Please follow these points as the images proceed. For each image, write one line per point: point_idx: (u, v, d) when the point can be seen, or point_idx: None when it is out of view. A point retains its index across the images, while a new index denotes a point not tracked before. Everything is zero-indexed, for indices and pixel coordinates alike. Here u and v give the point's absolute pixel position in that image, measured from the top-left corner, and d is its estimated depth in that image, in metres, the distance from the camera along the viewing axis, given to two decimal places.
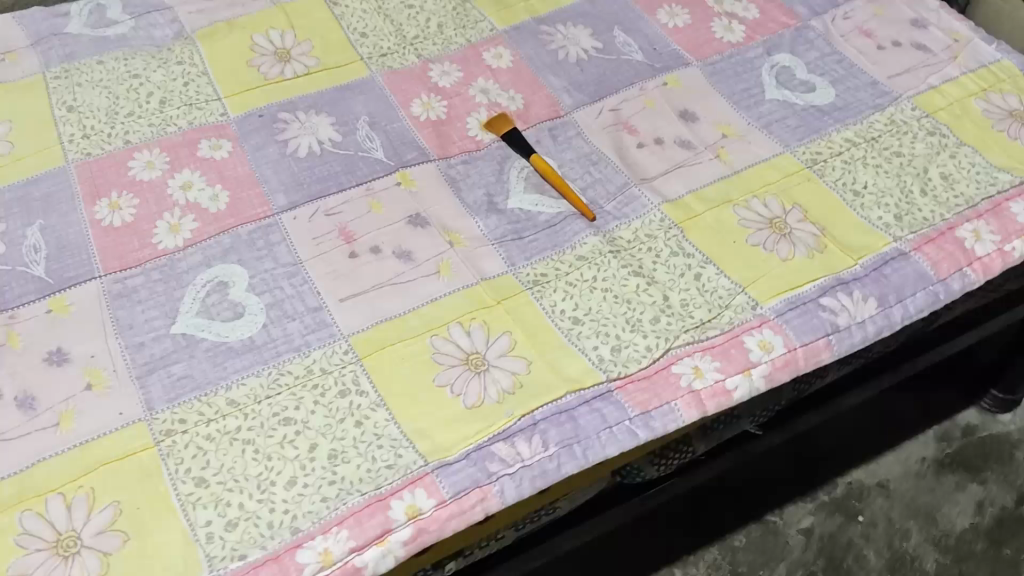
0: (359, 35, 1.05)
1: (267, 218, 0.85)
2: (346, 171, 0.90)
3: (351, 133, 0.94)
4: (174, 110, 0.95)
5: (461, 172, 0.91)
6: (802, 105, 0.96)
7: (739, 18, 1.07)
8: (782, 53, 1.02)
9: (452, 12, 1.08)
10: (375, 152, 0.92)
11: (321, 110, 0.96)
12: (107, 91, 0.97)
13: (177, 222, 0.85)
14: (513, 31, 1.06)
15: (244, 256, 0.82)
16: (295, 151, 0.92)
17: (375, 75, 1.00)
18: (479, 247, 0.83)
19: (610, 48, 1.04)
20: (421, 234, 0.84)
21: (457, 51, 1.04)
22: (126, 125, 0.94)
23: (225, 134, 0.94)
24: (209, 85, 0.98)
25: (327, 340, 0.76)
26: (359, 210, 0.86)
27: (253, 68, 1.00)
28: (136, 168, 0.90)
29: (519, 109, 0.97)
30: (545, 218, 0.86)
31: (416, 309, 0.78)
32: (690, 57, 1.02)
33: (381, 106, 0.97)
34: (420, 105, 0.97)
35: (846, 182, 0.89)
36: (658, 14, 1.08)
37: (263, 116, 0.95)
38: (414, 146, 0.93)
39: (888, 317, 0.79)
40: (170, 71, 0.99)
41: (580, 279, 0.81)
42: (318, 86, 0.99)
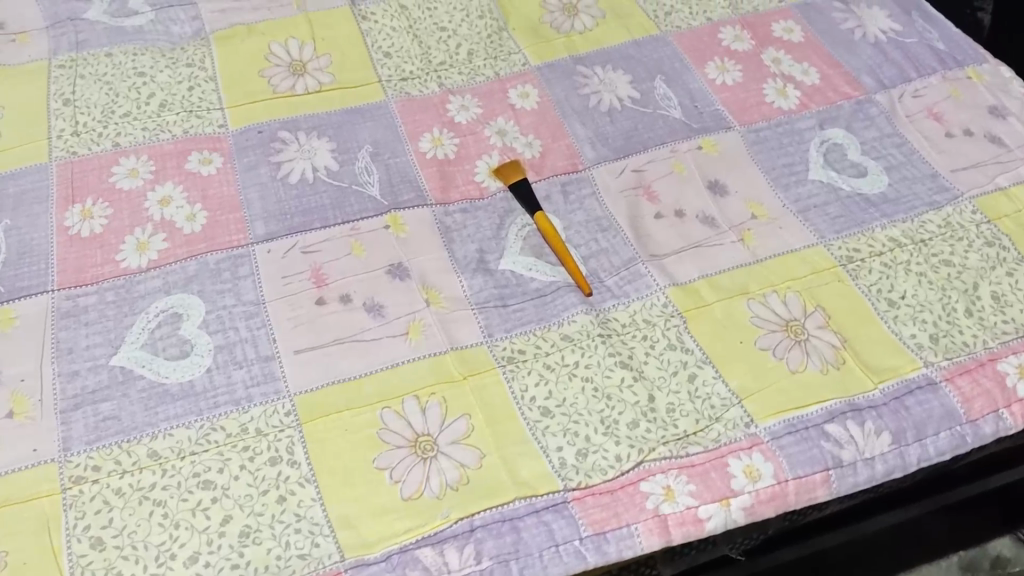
0: (383, 54, 0.98)
1: (240, 248, 0.79)
2: (334, 205, 0.84)
3: (349, 163, 0.87)
4: (172, 115, 0.90)
5: (457, 221, 0.83)
6: (847, 191, 0.86)
7: (796, 82, 0.97)
8: (836, 128, 0.92)
9: (486, 40, 1.01)
10: (370, 188, 0.85)
11: (324, 135, 0.90)
12: (108, 87, 0.92)
13: (146, 240, 0.80)
14: (546, 69, 0.98)
15: (206, 288, 0.77)
16: (287, 175, 0.86)
17: (390, 101, 0.94)
18: (458, 310, 0.76)
19: (647, 99, 0.95)
20: (398, 288, 0.77)
21: (482, 84, 0.96)
22: (119, 126, 0.89)
23: (218, 147, 0.88)
24: (214, 92, 0.93)
25: (270, 396, 0.70)
26: (338, 250, 0.80)
27: (264, 78, 0.94)
28: (118, 174, 0.85)
29: (535, 158, 0.89)
30: (536, 286, 0.78)
31: (373, 373, 0.71)
32: (733, 121, 0.93)
33: (388, 137, 0.90)
34: (429, 141, 0.90)
35: (882, 289, 0.78)
36: (707, 67, 0.98)
37: (263, 133, 0.89)
38: (413, 185, 0.86)
39: (902, 457, 0.69)
40: (177, 72, 0.94)
41: (560, 363, 0.72)
42: (327, 106, 0.93)
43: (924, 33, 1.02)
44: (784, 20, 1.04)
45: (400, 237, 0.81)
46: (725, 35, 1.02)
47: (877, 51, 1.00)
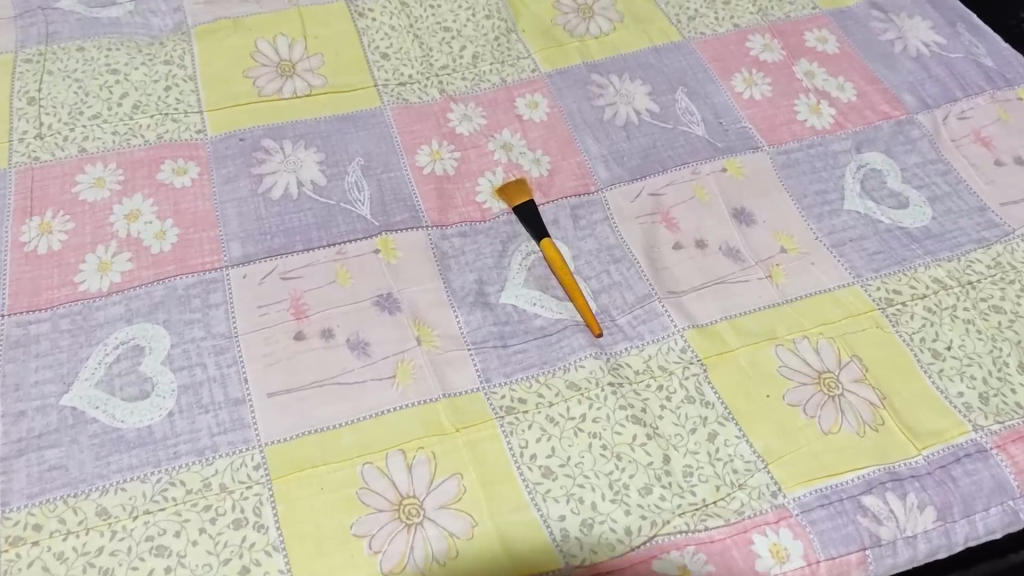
0: (380, 55, 0.90)
1: (212, 272, 0.72)
2: (320, 224, 0.76)
3: (338, 177, 0.79)
4: (146, 119, 0.82)
5: (455, 246, 0.76)
6: (886, 224, 0.78)
7: (830, 99, 0.89)
8: (873, 151, 0.84)
9: (493, 43, 0.93)
10: (360, 206, 0.77)
11: (312, 144, 0.82)
12: (77, 85, 0.84)
13: (108, 260, 0.72)
14: (557, 76, 0.90)
15: (172, 316, 0.69)
16: (269, 189, 0.78)
17: (386, 108, 0.86)
18: (452, 350, 0.68)
19: (667, 113, 0.87)
20: (386, 323, 0.69)
21: (487, 91, 0.88)
22: (87, 129, 0.81)
23: (195, 156, 0.80)
24: (193, 94, 0.85)
25: (238, 446, 0.62)
26: (321, 277, 0.72)
27: (249, 79, 0.86)
28: (82, 184, 0.77)
29: (543, 176, 0.81)
30: (540, 324, 0.71)
31: (355, 423, 0.64)
32: (761, 140, 0.85)
33: (383, 148, 0.82)
34: (427, 154, 0.82)
35: (925, 337, 0.70)
36: (733, 79, 0.90)
37: (244, 141, 0.82)
38: (407, 205, 0.78)
39: (948, 535, 0.61)
40: (154, 70, 0.86)
41: (565, 415, 0.65)
42: (316, 113, 0.85)
43: (970, 47, 0.94)
44: (818, 28, 0.96)
45: (390, 264, 0.73)
46: (753, 44, 0.94)
47: (919, 66, 0.92)
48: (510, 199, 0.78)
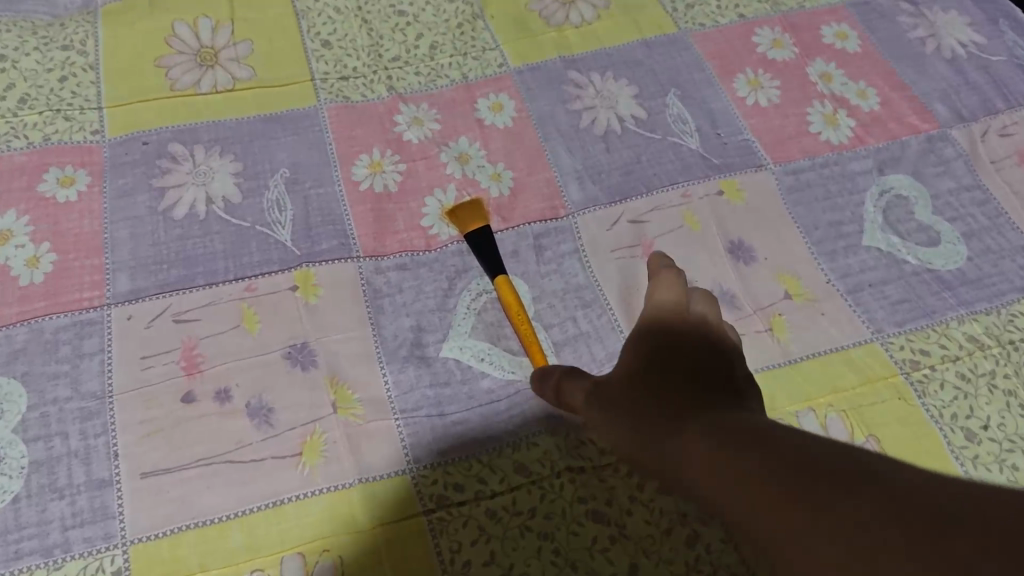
0: (321, 44, 0.77)
1: (90, 312, 0.59)
2: (228, 252, 0.63)
3: (257, 192, 0.66)
4: (33, 116, 0.69)
5: (391, 282, 0.62)
6: (913, 265, 0.65)
7: (849, 108, 0.75)
8: (899, 173, 0.71)
9: (454, 31, 0.79)
10: (279, 231, 0.64)
11: (229, 150, 0.68)
12: None
13: None
14: (529, 73, 0.76)
15: (33, 369, 0.56)
16: (172, 207, 0.65)
17: (322, 108, 0.72)
18: (375, 420, 0.56)
19: (656, 121, 0.73)
20: (297, 383, 0.57)
21: (444, 89, 0.75)
22: None
23: (88, 162, 0.67)
24: (92, 86, 0.71)
25: (96, 544, 0.50)
26: (223, 321, 0.59)
27: (161, 70, 0.73)
28: None
29: (503, 195, 0.68)
30: (488, 385, 0.58)
31: (247, 516, 0.51)
32: (765, 156, 0.72)
33: (314, 157, 0.69)
34: (366, 165, 0.69)
35: (958, 413, 0.58)
36: (736, 81, 0.77)
37: (149, 145, 0.68)
38: (337, 229, 0.65)
39: None
40: (48, 57, 0.72)
41: (510, 509, 0.53)
42: (238, 112, 0.71)
43: (1014, 49, 0.80)
44: (836, 22, 0.82)
45: (309, 305, 0.60)
46: (761, 39, 0.80)
47: (954, 70, 0.79)
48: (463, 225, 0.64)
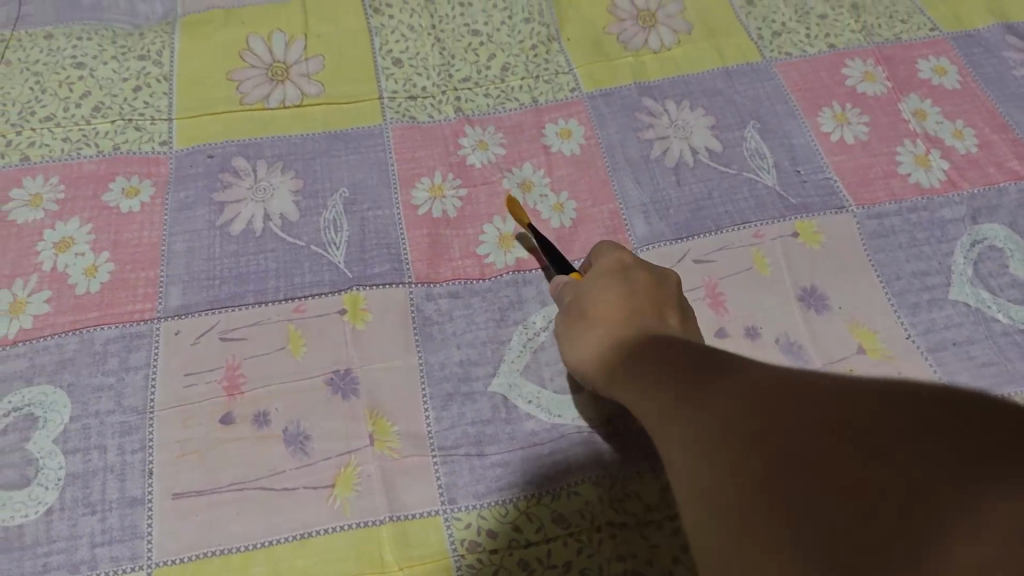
0: (392, 62, 0.76)
1: (141, 325, 0.59)
2: (279, 271, 0.62)
3: (315, 211, 0.65)
4: (105, 125, 0.70)
5: (441, 310, 0.61)
6: (1003, 323, 0.60)
7: (944, 150, 0.70)
8: (994, 222, 0.66)
9: (528, 53, 0.77)
10: (333, 252, 0.63)
11: (290, 167, 0.68)
12: (35, 80, 0.72)
13: (24, 300, 0.60)
14: (601, 99, 0.74)
15: (79, 379, 0.56)
16: (229, 223, 0.65)
17: (387, 127, 0.71)
18: (412, 456, 0.54)
19: (731, 155, 0.70)
20: (336, 411, 0.55)
21: (512, 113, 0.73)
22: (36, 134, 0.69)
23: (154, 173, 0.67)
24: (165, 97, 0.72)
25: (122, 563, 0.50)
26: (269, 341, 0.58)
27: (232, 84, 0.73)
28: (15, 202, 0.65)
29: (564, 227, 0.66)
30: (532, 427, 0.55)
31: (273, 546, 0.51)
32: (847, 198, 0.67)
33: (375, 179, 0.68)
34: (426, 189, 0.67)
35: None
36: (821, 115, 0.73)
37: (213, 159, 0.68)
38: (391, 253, 0.63)
39: None
40: (125, 67, 0.73)
41: (543, 561, 0.50)
42: (304, 128, 0.71)
43: None
44: (935, 56, 0.77)
45: (356, 330, 0.59)
46: (851, 71, 0.76)
47: None
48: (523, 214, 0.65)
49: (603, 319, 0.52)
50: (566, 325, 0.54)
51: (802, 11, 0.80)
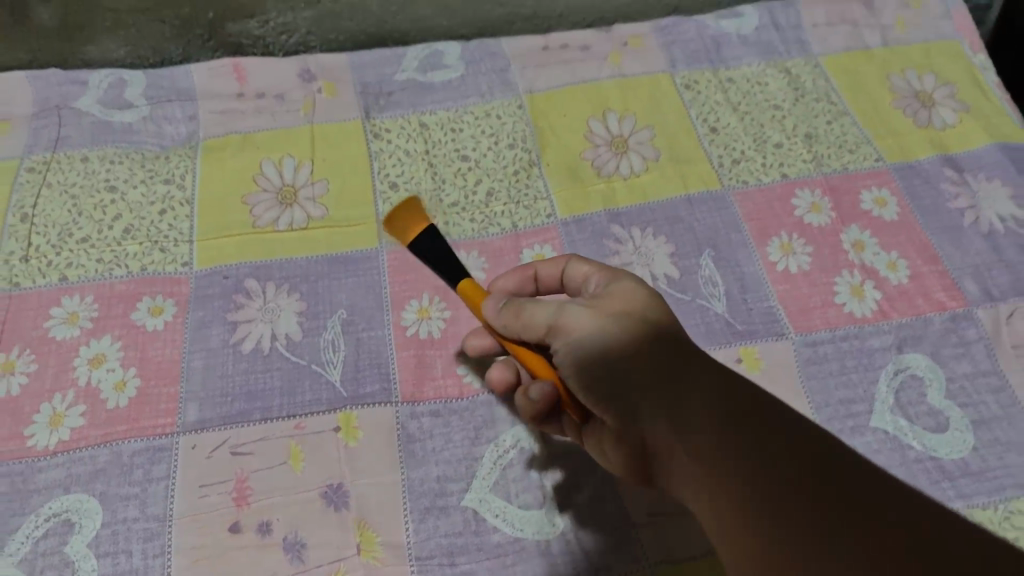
0: (389, 186, 0.85)
1: (163, 439, 0.68)
2: (283, 389, 0.71)
3: (316, 332, 0.74)
4: (133, 246, 0.79)
5: (423, 428, 0.69)
6: (916, 450, 0.68)
7: (878, 280, 0.79)
8: (917, 352, 0.74)
9: (510, 179, 0.86)
10: (330, 371, 0.72)
11: (296, 290, 0.77)
12: (73, 202, 0.81)
13: (61, 413, 0.69)
14: (574, 226, 0.83)
15: (109, 489, 0.65)
16: (240, 342, 0.74)
17: (382, 251, 0.80)
18: (393, 564, 0.63)
19: (687, 282, 0.78)
20: (329, 522, 0.64)
21: (494, 238, 0.82)
22: (73, 254, 0.78)
23: (176, 292, 0.77)
24: (186, 219, 0.81)
25: None
26: (273, 456, 0.67)
27: (246, 207, 0.82)
28: (55, 320, 0.74)
29: None
30: (497, 540, 0.64)
31: None
32: (788, 325, 0.76)
33: (369, 301, 0.77)
34: (414, 312, 0.76)
35: None
36: (770, 243, 0.81)
37: (228, 280, 0.77)
38: (382, 374, 0.72)
39: None
40: (152, 190, 0.83)
41: None
42: (309, 250, 0.80)
43: None
44: (877, 187, 0.85)
45: (348, 447, 0.68)
46: (800, 201, 0.84)
47: (989, 245, 0.81)
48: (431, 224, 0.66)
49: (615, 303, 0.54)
50: (569, 310, 0.54)
51: (760, 141, 0.89)
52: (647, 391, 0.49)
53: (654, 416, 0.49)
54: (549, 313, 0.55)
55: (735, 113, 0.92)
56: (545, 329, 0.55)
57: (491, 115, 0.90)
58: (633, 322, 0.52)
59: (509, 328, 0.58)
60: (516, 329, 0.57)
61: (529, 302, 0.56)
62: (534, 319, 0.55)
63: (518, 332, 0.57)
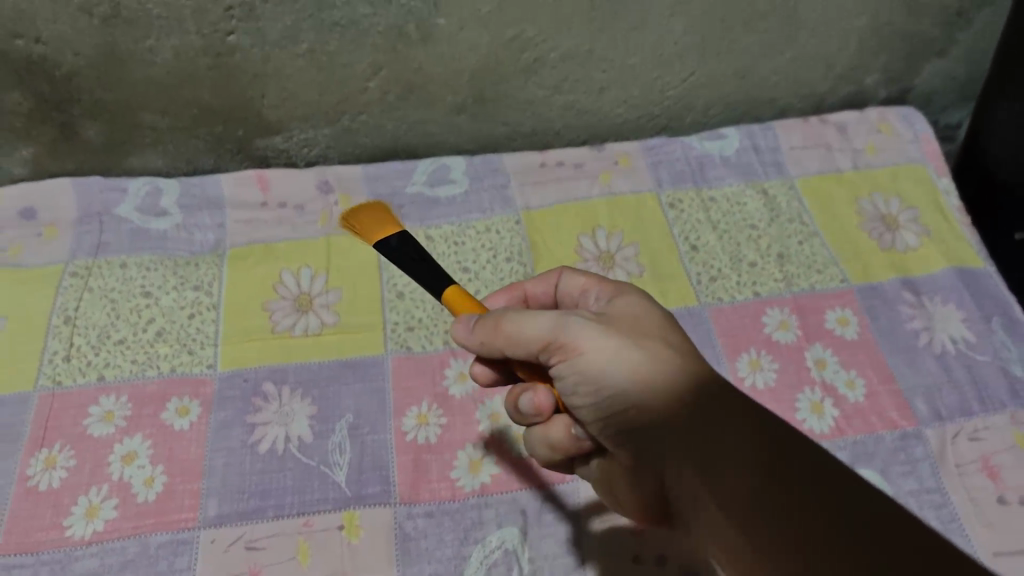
0: (396, 295, 0.94)
1: (187, 533, 0.76)
2: (294, 488, 0.79)
3: (326, 434, 0.83)
4: (164, 348, 0.88)
5: (418, 527, 0.77)
6: None
7: (837, 398, 0.86)
8: (868, 468, 0.81)
9: None
10: (337, 472, 0.80)
11: (308, 393, 0.85)
12: (111, 306, 0.91)
13: (96, 506, 0.77)
14: None
15: None
16: (257, 442, 0.82)
17: (387, 357, 0.89)
18: None
19: None
20: None
21: None
22: (110, 355, 0.87)
23: (200, 393, 0.85)
24: (212, 324, 0.90)
25: None
26: (283, 551, 0.75)
27: (266, 313, 0.91)
28: (93, 418, 0.83)
29: (522, 455, 0.82)
30: None
31: None
32: None
33: (374, 407, 0.85)
34: (414, 418, 0.84)
35: None
36: (740, 360, 0.89)
37: (248, 382, 0.86)
38: (383, 476, 0.80)
39: None
40: (183, 295, 0.92)
41: None
42: (321, 355, 0.88)
43: (1000, 350, 0.90)
44: (841, 307, 0.94)
45: (350, 544, 0.76)
46: (769, 319, 0.92)
47: (940, 366, 0.89)
48: (390, 226, 0.70)
49: (609, 320, 0.56)
50: (567, 326, 0.55)
51: (735, 259, 0.98)
52: (673, 434, 0.51)
53: (685, 468, 0.50)
54: (545, 327, 0.55)
55: (714, 231, 1.01)
56: (538, 344, 0.56)
57: (491, 230, 1.00)
58: (636, 341, 0.54)
59: (490, 345, 0.57)
60: (498, 342, 0.57)
61: (516, 312, 0.56)
62: (525, 333, 0.56)
63: (499, 345, 0.57)
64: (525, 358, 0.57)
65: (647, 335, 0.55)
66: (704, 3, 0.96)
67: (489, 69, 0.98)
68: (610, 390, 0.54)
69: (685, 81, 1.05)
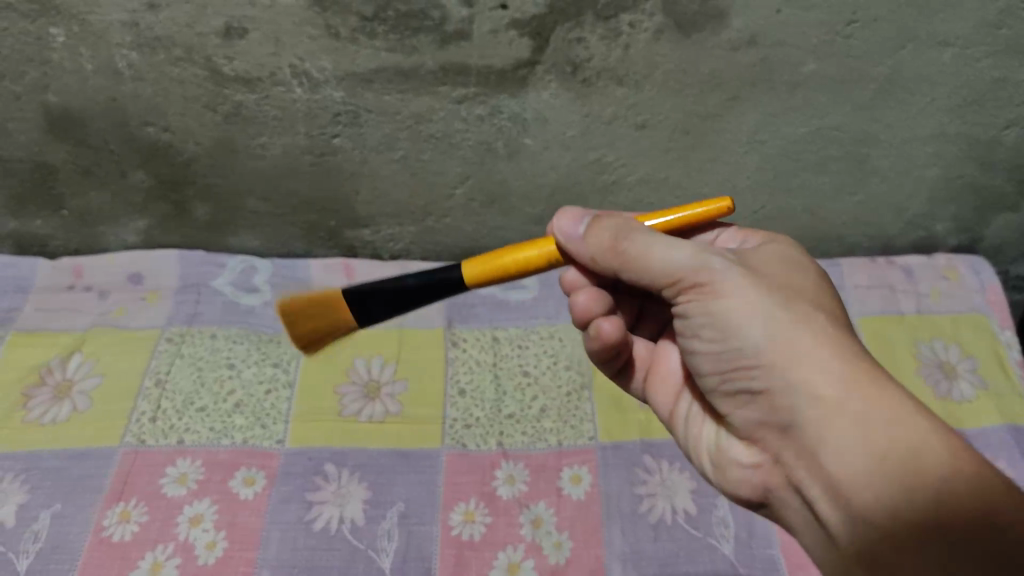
0: (457, 391, 0.99)
1: None
2: (341, 568, 0.84)
3: (375, 520, 0.87)
4: (240, 420, 0.95)
5: None
6: None
7: None
8: None
9: (563, 397, 1.00)
10: (383, 557, 0.85)
11: (364, 478, 0.91)
12: (198, 374, 0.99)
13: (161, 562, 0.83)
14: (610, 450, 0.94)
15: None
16: (313, 520, 0.87)
17: (442, 451, 0.93)
18: None
19: (702, 519, 0.89)
20: None
21: (540, 452, 0.94)
22: (191, 421, 0.95)
23: (267, 466, 0.91)
24: (285, 401, 0.97)
25: None
26: None
27: (337, 396, 0.98)
28: (168, 478, 0.89)
29: (558, 561, 0.85)
30: None
31: None
32: None
33: (424, 499, 0.89)
34: (461, 514, 0.88)
35: None
36: None
37: (311, 460, 0.92)
38: (424, 566, 0.84)
39: None
40: (263, 371, 1.00)
41: None
42: (382, 442, 0.94)
43: None
44: None
45: None
46: None
47: None
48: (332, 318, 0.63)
49: (751, 270, 0.58)
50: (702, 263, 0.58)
51: None
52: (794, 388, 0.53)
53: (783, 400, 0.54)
54: (678, 266, 0.57)
55: None
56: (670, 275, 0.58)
57: (555, 337, 1.06)
58: (775, 298, 0.56)
59: (605, 262, 0.61)
60: (618, 262, 0.60)
61: (647, 236, 0.59)
62: (652, 266, 0.58)
63: (617, 266, 0.60)
64: (641, 283, 0.60)
65: (792, 295, 0.57)
66: (779, 143, 1.01)
67: (568, 186, 1.05)
68: (736, 336, 0.56)
69: (755, 213, 1.10)
